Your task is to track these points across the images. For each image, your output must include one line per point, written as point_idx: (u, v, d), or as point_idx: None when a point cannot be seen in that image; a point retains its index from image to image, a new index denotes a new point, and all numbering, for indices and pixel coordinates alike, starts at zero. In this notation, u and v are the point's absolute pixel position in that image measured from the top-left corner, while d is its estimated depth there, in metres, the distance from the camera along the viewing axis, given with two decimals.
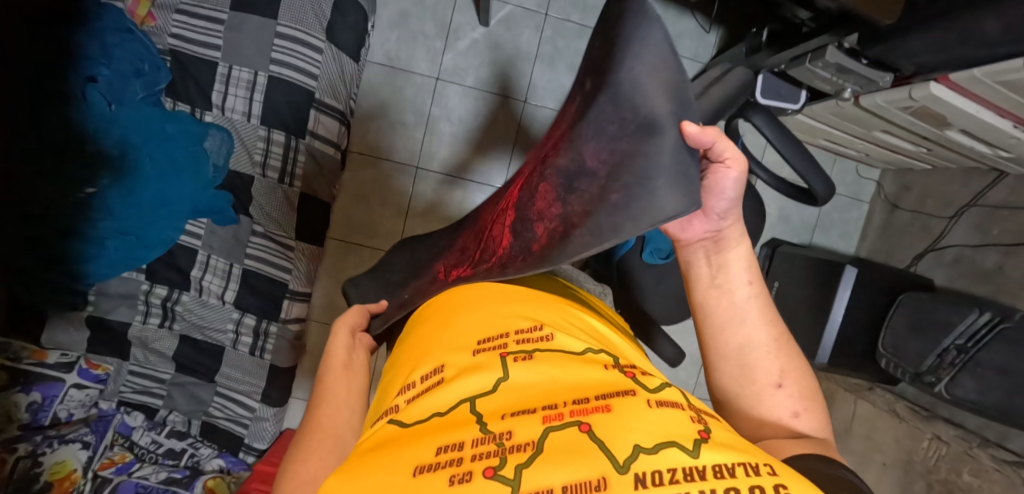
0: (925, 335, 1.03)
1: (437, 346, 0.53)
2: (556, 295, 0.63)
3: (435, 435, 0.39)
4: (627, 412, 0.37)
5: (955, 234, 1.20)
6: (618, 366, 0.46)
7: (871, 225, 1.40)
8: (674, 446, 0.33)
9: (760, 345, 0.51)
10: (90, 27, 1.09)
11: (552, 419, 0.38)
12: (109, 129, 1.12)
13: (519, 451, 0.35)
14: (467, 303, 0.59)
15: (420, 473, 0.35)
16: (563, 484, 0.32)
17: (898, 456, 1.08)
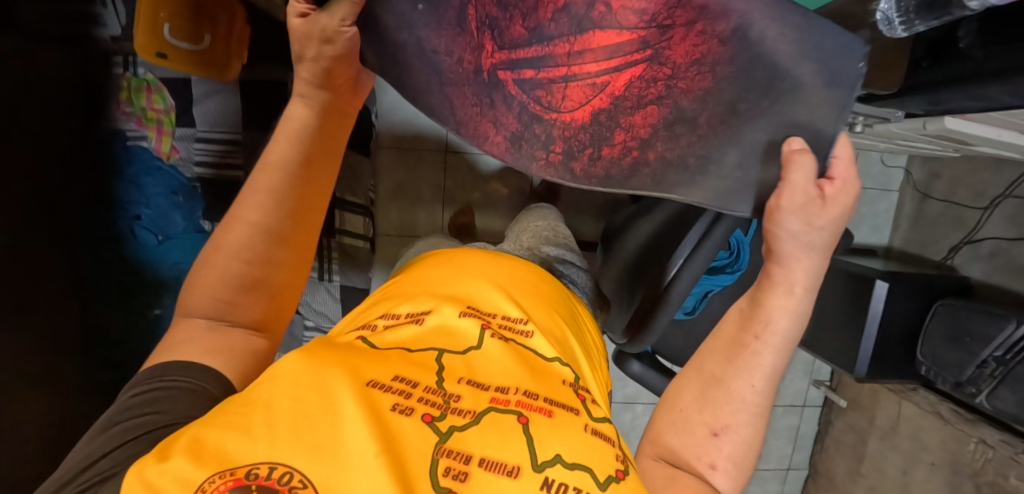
0: (963, 346, 1.04)
1: (421, 294, 0.74)
2: (529, 288, 0.81)
3: (399, 367, 0.57)
4: (556, 426, 0.54)
5: None
6: (573, 384, 0.64)
7: None
8: (586, 471, 0.50)
9: (745, 395, 0.62)
10: (127, 174, 1.18)
11: (498, 402, 0.55)
12: (162, 260, 1.24)
13: (460, 415, 0.53)
14: (461, 275, 0.79)
15: (371, 386, 0.53)
16: (485, 457, 0.49)
17: (946, 456, 1.12)
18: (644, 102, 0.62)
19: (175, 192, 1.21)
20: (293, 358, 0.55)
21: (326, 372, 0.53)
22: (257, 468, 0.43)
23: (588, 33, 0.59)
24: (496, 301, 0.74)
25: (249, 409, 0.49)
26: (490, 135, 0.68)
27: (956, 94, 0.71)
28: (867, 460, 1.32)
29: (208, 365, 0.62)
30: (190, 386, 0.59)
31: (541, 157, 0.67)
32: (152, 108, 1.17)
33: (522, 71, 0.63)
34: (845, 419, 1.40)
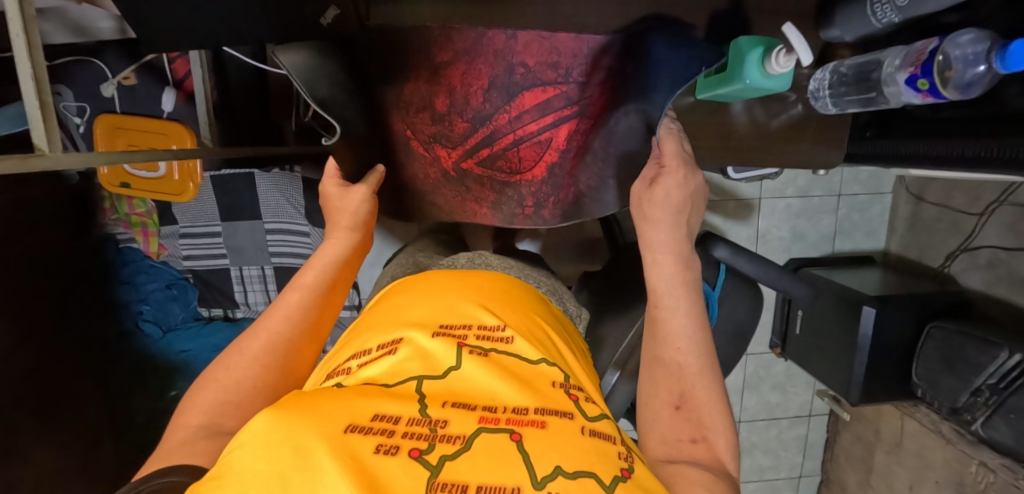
0: (957, 373, 1.01)
1: (380, 322, 0.54)
2: (506, 283, 0.61)
3: (371, 398, 0.40)
4: (558, 435, 0.39)
5: (987, 233, 1.11)
6: (565, 384, 0.47)
7: (898, 218, 1.31)
8: (594, 476, 0.37)
9: (690, 351, 0.52)
10: (122, 278, 1.25)
11: (487, 420, 0.40)
12: (170, 347, 1.28)
13: (448, 442, 0.37)
14: (427, 279, 0.59)
15: (350, 432, 0.36)
16: (483, 484, 0.34)
17: (950, 477, 1.10)
18: (580, 145, 0.81)
19: (170, 285, 1.28)
20: (265, 413, 0.38)
21: (298, 417, 0.37)
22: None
23: (518, 96, 0.81)
24: (470, 305, 0.54)
25: (217, 482, 0.33)
26: (476, 211, 0.86)
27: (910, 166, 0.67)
28: (876, 474, 1.30)
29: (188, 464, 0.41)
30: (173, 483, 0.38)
31: (519, 212, 0.85)
32: (135, 213, 1.24)
33: (479, 151, 0.83)
34: (853, 430, 1.37)
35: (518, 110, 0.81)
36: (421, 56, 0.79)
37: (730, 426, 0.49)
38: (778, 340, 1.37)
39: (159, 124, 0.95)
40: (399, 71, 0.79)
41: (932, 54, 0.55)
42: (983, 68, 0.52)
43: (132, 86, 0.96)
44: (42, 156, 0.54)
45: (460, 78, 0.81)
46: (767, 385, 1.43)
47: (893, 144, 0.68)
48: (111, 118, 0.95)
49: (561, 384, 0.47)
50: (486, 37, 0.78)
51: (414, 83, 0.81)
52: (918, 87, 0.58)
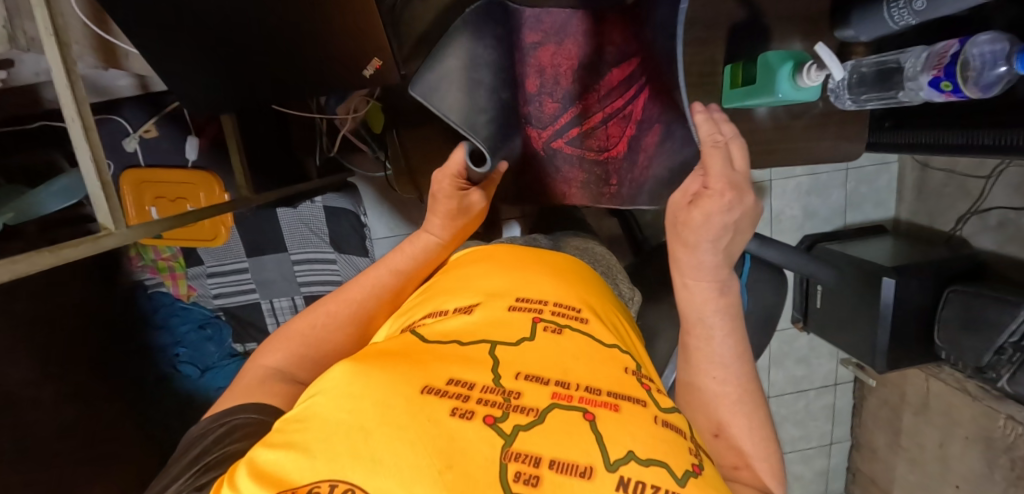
0: (978, 333, 1.05)
1: (453, 290, 0.59)
2: (574, 270, 0.65)
3: (452, 362, 0.44)
4: (626, 423, 0.41)
5: (995, 195, 1.14)
6: (637, 373, 0.49)
7: (905, 186, 1.35)
8: (664, 466, 0.38)
9: (732, 382, 0.51)
10: (156, 323, 1.24)
11: (560, 397, 0.42)
12: (208, 386, 1.24)
13: (522, 413, 0.40)
14: (498, 258, 0.64)
15: (426, 392, 0.40)
16: (556, 458, 0.37)
17: (979, 432, 1.15)
18: (656, 120, 0.83)
19: (203, 325, 1.26)
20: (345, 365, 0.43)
21: (383, 376, 0.41)
22: (318, 486, 0.34)
23: (610, 73, 0.86)
24: (545, 286, 0.59)
25: (309, 424, 0.39)
26: (567, 193, 0.91)
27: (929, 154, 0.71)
28: (905, 435, 1.35)
29: (258, 404, 0.49)
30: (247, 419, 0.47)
31: (606, 192, 0.90)
32: (162, 257, 1.23)
33: (568, 131, 0.89)
34: (878, 394, 1.42)
35: (598, 88, 0.87)
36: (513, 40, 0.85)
37: (771, 453, 0.49)
38: (799, 314, 1.41)
39: (184, 174, 0.97)
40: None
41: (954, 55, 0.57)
42: (1002, 68, 0.56)
43: (153, 138, 0.97)
44: (109, 234, 0.59)
45: (550, 59, 0.86)
46: (791, 360, 1.48)
47: (912, 135, 0.73)
48: (136, 172, 0.96)
49: (630, 371, 0.48)
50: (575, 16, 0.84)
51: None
52: (940, 89, 0.60)
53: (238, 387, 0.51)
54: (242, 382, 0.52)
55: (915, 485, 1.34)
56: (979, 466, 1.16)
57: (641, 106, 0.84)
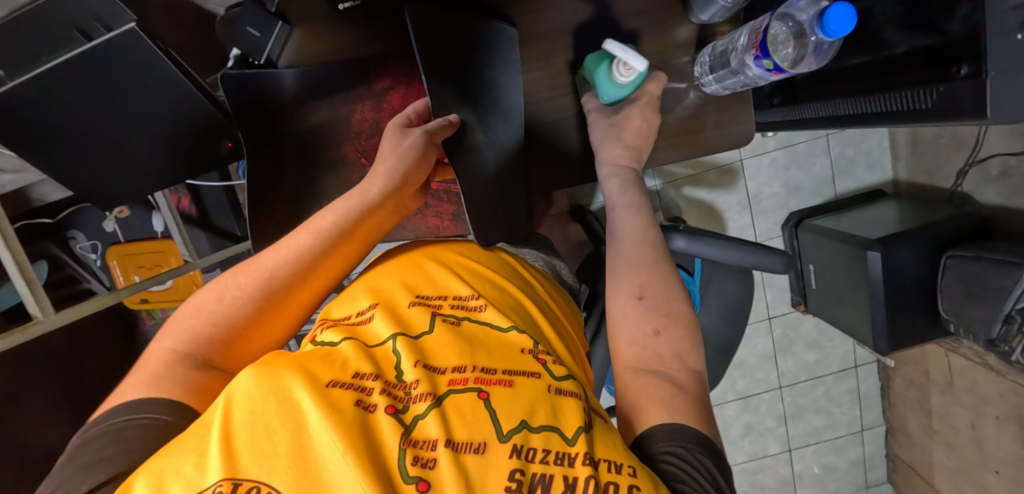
0: (983, 302, 0.93)
1: (352, 291, 0.57)
2: (485, 257, 0.63)
3: (345, 362, 0.42)
4: (523, 396, 0.40)
5: (992, 142, 1.01)
6: (533, 348, 0.47)
7: (899, 143, 1.22)
8: (557, 433, 0.38)
9: (647, 255, 0.54)
10: None
11: (456, 381, 0.41)
12: None
13: (422, 399, 0.39)
14: (404, 255, 0.63)
15: (331, 386, 0.38)
16: (452, 437, 0.36)
17: (1010, 410, 1.01)
18: None
19: None
20: (249, 368, 0.40)
21: (282, 372, 0.39)
22: (218, 486, 0.31)
23: None
24: (450, 276, 0.56)
25: (205, 427, 0.36)
26: (440, 225, 0.87)
27: (819, 127, 0.68)
28: (936, 416, 1.21)
29: (166, 399, 0.44)
30: (151, 421, 0.42)
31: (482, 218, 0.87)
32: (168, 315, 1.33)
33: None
34: (903, 374, 1.29)
35: None
36: (361, 89, 0.82)
37: (685, 312, 0.50)
38: (799, 297, 1.31)
39: (156, 244, 1.09)
40: (345, 102, 0.83)
41: (767, 32, 0.56)
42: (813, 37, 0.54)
43: (127, 217, 1.09)
44: (38, 322, 0.70)
45: (402, 102, 0.83)
46: (800, 344, 1.37)
47: (801, 111, 0.69)
48: (118, 248, 1.08)
49: (529, 349, 0.46)
50: None
51: (361, 105, 0.83)
52: (765, 68, 0.58)
53: (138, 375, 0.46)
54: (142, 371, 0.46)
55: (955, 472, 1.19)
56: (1016, 449, 1.02)
57: None
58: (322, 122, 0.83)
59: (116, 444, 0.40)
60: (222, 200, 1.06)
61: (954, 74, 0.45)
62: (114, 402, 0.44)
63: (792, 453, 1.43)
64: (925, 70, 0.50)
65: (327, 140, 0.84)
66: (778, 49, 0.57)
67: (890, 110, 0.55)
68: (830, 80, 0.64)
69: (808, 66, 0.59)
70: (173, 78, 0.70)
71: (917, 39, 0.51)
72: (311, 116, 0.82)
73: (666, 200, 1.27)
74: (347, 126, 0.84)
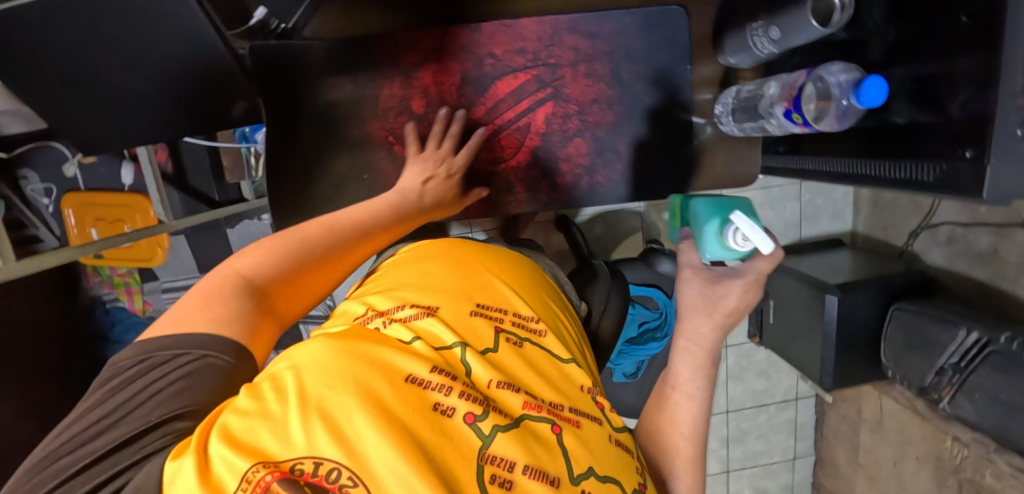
0: (922, 354, 1.03)
1: (389, 282, 0.56)
2: (531, 272, 0.64)
3: (414, 358, 0.42)
4: (590, 441, 0.44)
5: (944, 210, 1.11)
6: (592, 387, 0.51)
7: (862, 199, 1.32)
8: (615, 485, 0.42)
9: (692, 436, 0.56)
10: (113, 338, 1.26)
11: (530, 406, 0.43)
12: None
13: (502, 416, 0.41)
14: (448, 250, 0.61)
15: (410, 381, 0.40)
16: (529, 463, 0.39)
17: (929, 452, 1.12)
18: (537, 138, 0.87)
19: None
20: (323, 341, 0.40)
21: (365, 355, 0.39)
22: (301, 462, 0.33)
23: (495, 86, 0.84)
24: (506, 289, 0.56)
25: (284, 393, 0.36)
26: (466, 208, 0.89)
27: (819, 180, 0.73)
28: (862, 452, 1.32)
29: (213, 337, 0.43)
30: (194, 364, 0.41)
31: (511, 199, 0.90)
32: (118, 273, 1.24)
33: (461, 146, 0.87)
34: (837, 410, 1.40)
35: (502, 91, 0.85)
36: (392, 63, 0.83)
37: None
38: (755, 329, 1.38)
39: (122, 197, 1.00)
40: (374, 79, 0.83)
41: (801, 89, 0.63)
42: (844, 102, 0.59)
43: (91, 164, 1.01)
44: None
45: (432, 78, 0.84)
46: (751, 373, 1.45)
47: (806, 161, 0.75)
48: (78, 195, 1.00)
49: (588, 388, 0.50)
50: (517, 24, 0.82)
51: (389, 80, 0.83)
52: (794, 120, 0.65)
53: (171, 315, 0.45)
54: (207, 288, 0.47)
55: None
56: (931, 487, 1.13)
57: (555, 123, 0.86)
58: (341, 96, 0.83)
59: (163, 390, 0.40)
60: (204, 160, 1.00)
61: (960, 156, 0.50)
62: (168, 327, 0.44)
63: (729, 474, 1.51)
64: (928, 146, 0.55)
65: (342, 111, 0.84)
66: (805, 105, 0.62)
67: (889, 176, 0.60)
68: (834, 138, 0.69)
69: (830, 127, 0.61)
70: (192, 28, 0.66)
71: (920, 116, 0.57)
72: (333, 92, 0.83)
73: (647, 221, 1.31)
74: (373, 102, 0.84)
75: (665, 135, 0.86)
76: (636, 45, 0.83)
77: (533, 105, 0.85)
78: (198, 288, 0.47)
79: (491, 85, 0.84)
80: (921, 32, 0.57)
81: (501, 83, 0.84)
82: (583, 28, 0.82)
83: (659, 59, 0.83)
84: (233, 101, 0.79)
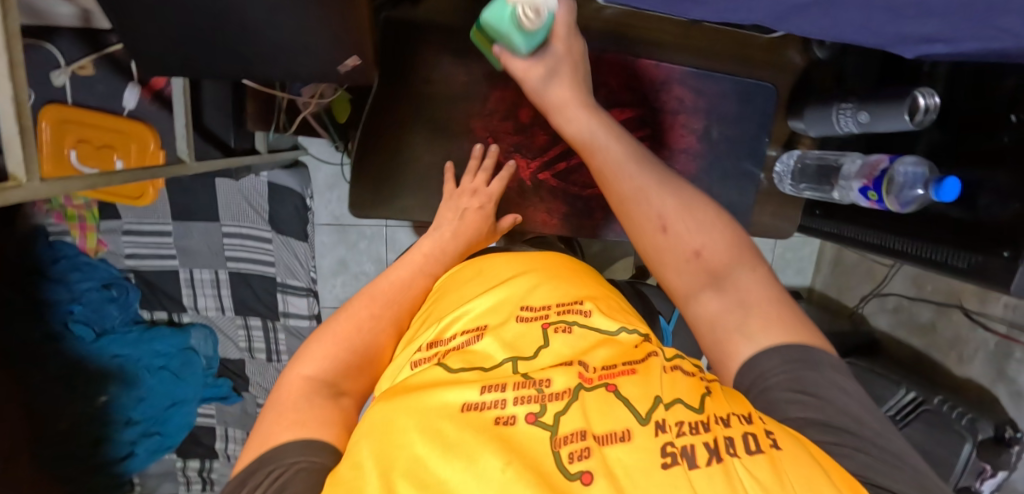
0: None
1: (445, 307, 0.49)
2: (571, 260, 0.57)
3: (462, 384, 0.35)
4: (652, 378, 0.36)
5: (895, 282, 1.28)
6: (646, 337, 0.43)
7: (824, 260, 1.48)
8: (684, 404, 0.35)
9: (650, 179, 0.47)
10: (52, 275, 1.09)
11: (582, 371, 0.36)
12: (101, 352, 1.14)
13: (559, 397, 0.34)
14: (496, 259, 0.55)
15: (466, 410, 0.33)
16: (596, 430, 0.32)
17: None
18: None
19: (107, 285, 1.16)
20: (375, 406, 0.36)
21: (416, 402, 0.33)
22: None
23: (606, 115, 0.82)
24: (555, 282, 0.49)
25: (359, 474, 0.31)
26: (545, 222, 0.84)
27: (850, 247, 0.81)
28: None
29: (317, 442, 0.37)
30: (302, 467, 0.35)
31: (587, 224, 0.85)
32: (73, 204, 1.10)
33: (556, 164, 0.83)
34: None
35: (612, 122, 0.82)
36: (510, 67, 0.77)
37: (712, 217, 0.45)
38: None
39: (116, 121, 0.88)
40: (483, 79, 0.78)
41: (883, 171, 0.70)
42: (918, 192, 0.66)
43: (88, 77, 0.89)
44: (17, 187, 0.53)
45: None
46: None
47: (836, 227, 0.84)
48: (60, 110, 0.87)
49: (640, 339, 0.43)
50: (638, 64, 0.81)
51: (503, 83, 0.79)
52: (868, 196, 0.73)
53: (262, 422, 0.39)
54: (279, 400, 0.40)
55: None
56: None
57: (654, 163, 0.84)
58: (448, 86, 0.78)
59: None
60: (226, 101, 0.92)
61: (997, 254, 0.59)
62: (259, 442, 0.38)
63: None
64: (959, 238, 0.65)
65: (434, 101, 0.79)
66: (884, 186, 0.69)
67: (924, 256, 0.69)
68: (866, 214, 0.78)
69: (894, 207, 0.70)
70: None
71: (951, 210, 0.66)
72: (445, 82, 0.78)
73: None
74: (480, 100, 0.79)
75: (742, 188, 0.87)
76: (731, 108, 0.84)
77: None
78: (271, 403, 0.41)
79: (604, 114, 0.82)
80: (967, 141, 0.66)
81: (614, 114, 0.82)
82: (698, 78, 0.83)
83: (749, 122, 0.85)
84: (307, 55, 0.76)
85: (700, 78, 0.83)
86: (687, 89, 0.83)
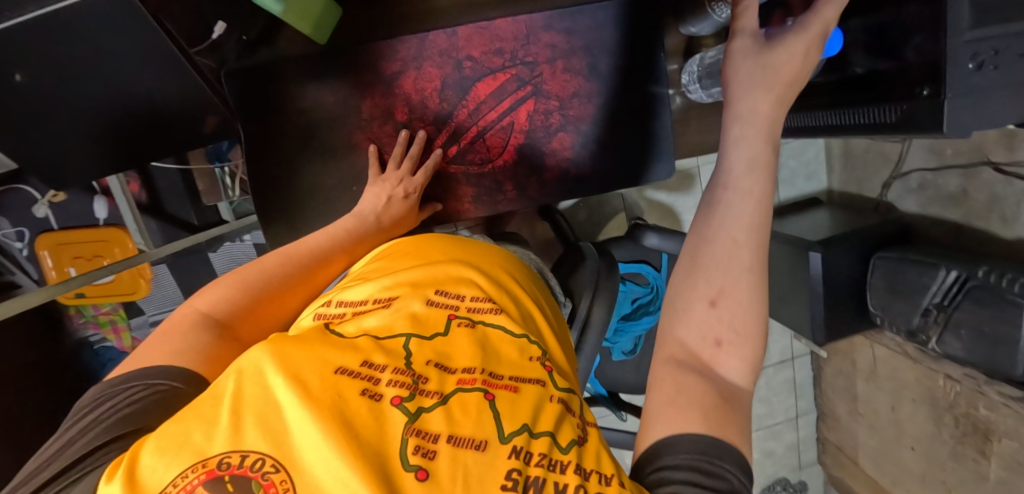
0: (905, 298, 1.05)
1: (354, 277, 0.54)
2: (503, 262, 0.58)
3: (343, 349, 0.39)
4: (531, 403, 0.38)
5: (913, 158, 1.15)
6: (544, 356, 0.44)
7: (832, 157, 1.36)
8: (553, 440, 0.35)
9: (740, 291, 0.45)
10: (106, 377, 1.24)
11: (465, 381, 0.38)
12: None
13: (428, 394, 0.36)
14: (424, 242, 0.58)
15: (339, 373, 0.37)
16: (451, 432, 0.34)
17: (924, 392, 1.15)
18: (520, 132, 0.89)
19: None
20: (262, 344, 0.39)
21: (304, 359, 0.37)
22: (228, 456, 0.31)
23: (473, 88, 0.87)
24: (471, 278, 0.50)
25: (217, 397, 0.35)
26: (463, 207, 0.92)
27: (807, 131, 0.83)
28: (861, 401, 1.35)
29: (183, 367, 0.45)
30: (156, 386, 0.43)
31: (502, 198, 0.92)
32: (101, 312, 1.22)
33: (447, 151, 0.89)
34: (833, 365, 1.43)
35: (484, 88, 0.87)
36: (374, 76, 0.85)
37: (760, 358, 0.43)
38: None
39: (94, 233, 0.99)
40: (354, 93, 0.86)
41: None
42: None
43: (63, 201, 0.99)
44: None
45: (414, 85, 0.86)
46: None
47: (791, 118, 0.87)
48: (51, 236, 0.98)
49: (538, 357, 0.43)
50: (492, 27, 0.85)
51: (370, 96, 0.86)
52: None
53: (163, 329, 0.49)
54: (168, 329, 0.48)
55: (876, 451, 1.34)
56: (928, 426, 1.16)
57: (543, 123, 0.88)
58: (321, 109, 0.86)
59: (127, 408, 0.41)
60: (178, 184, 1.02)
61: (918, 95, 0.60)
62: (149, 349, 0.47)
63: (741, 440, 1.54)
64: (888, 92, 0.65)
65: None
66: None
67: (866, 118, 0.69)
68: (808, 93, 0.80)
69: None
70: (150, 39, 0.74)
71: None
72: None
73: (630, 201, 1.32)
74: (357, 114, 0.87)
75: (631, 106, 0.90)
76: (610, 36, 0.85)
77: (513, 104, 0.87)
78: (164, 330, 0.49)
79: (473, 84, 0.86)
80: None
81: (485, 81, 0.86)
82: (552, 21, 0.85)
83: (630, 48, 0.86)
84: (203, 116, 0.85)
85: (555, 17, 0.85)
86: (547, 34, 0.85)
